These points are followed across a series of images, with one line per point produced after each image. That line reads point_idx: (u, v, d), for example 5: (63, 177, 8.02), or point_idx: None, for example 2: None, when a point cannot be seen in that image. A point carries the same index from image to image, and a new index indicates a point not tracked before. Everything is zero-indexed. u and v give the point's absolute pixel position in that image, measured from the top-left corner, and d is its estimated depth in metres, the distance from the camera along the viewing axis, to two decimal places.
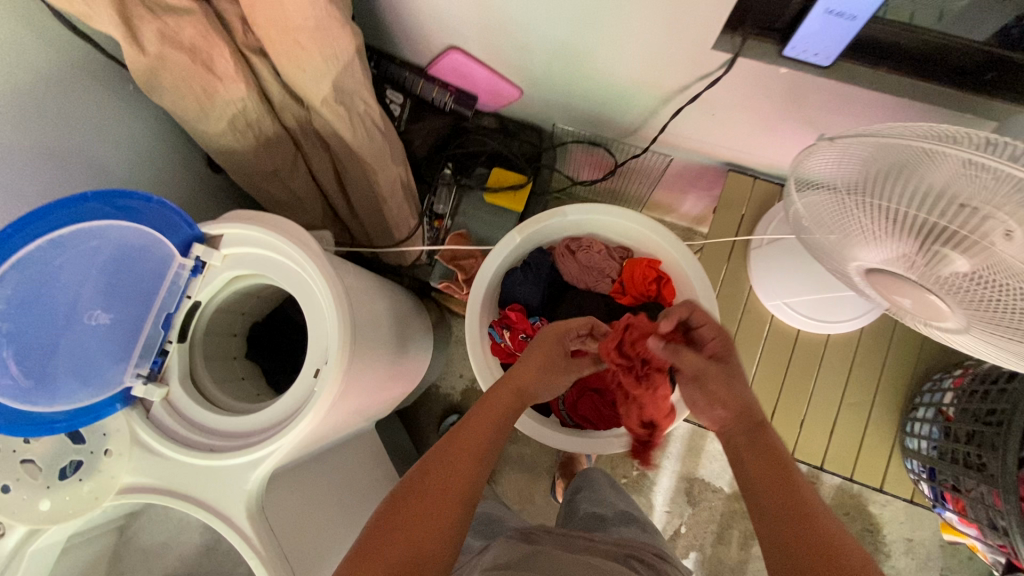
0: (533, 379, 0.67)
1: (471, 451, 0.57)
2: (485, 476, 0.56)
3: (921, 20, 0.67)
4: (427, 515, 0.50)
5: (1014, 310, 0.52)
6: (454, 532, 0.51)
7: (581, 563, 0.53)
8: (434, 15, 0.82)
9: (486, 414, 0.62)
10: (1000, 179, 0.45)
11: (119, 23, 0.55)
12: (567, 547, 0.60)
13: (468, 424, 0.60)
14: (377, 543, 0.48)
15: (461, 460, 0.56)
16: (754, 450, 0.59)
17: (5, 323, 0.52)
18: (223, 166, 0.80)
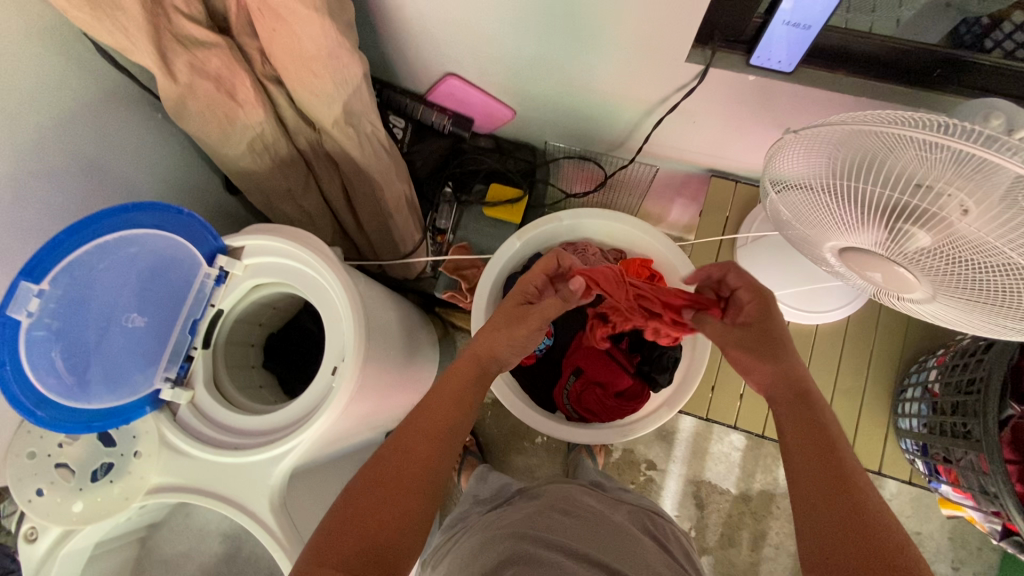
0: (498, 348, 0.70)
1: (439, 429, 0.59)
2: (450, 446, 0.59)
3: (881, 28, 0.74)
4: (398, 495, 0.53)
5: (978, 278, 0.57)
6: (422, 508, 0.54)
7: (578, 524, 0.64)
8: (432, 45, 0.90)
9: (450, 388, 0.64)
10: (955, 155, 0.50)
11: (155, 57, 0.62)
12: (566, 503, 0.68)
13: (435, 399, 0.62)
14: (350, 519, 0.51)
15: (427, 437, 0.58)
16: (794, 415, 0.58)
17: (55, 321, 0.59)
18: (241, 186, 0.86)
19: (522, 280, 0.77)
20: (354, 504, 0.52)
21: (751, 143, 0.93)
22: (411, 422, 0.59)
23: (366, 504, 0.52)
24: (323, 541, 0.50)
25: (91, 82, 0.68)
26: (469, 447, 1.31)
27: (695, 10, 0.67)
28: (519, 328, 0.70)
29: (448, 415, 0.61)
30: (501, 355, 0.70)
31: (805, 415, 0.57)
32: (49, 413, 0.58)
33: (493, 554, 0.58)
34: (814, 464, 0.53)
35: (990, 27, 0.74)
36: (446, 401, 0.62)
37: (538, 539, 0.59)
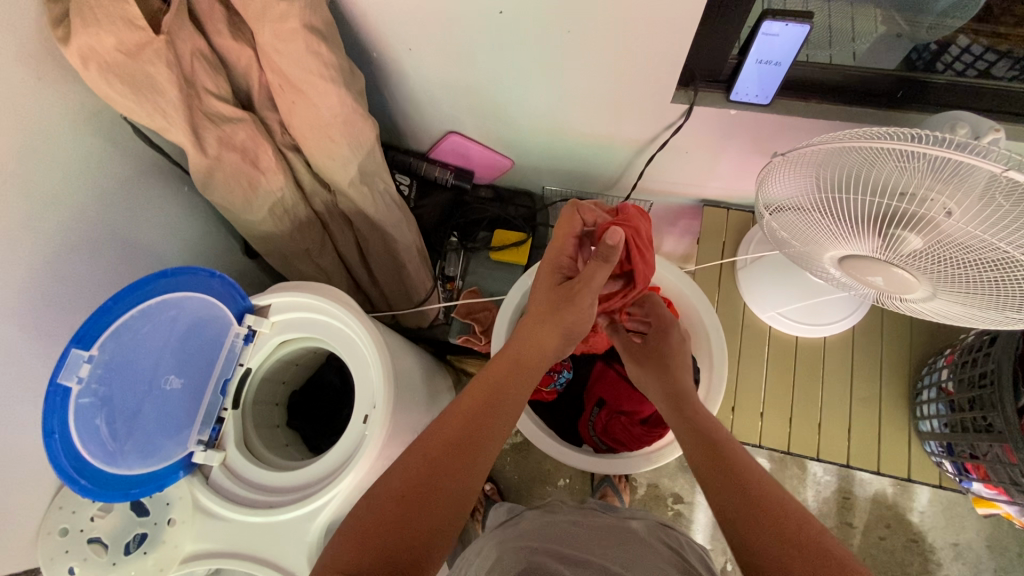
0: (535, 343, 0.70)
1: (470, 441, 0.58)
2: (477, 459, 0.58)
3: (839, 59, 0.82)
4: (428, 508, 0.53)
5: (970, 278, 0.61)
6: (452, 521, 0.53)
7: (595, 538, 0.66)
8: (434, 106, 0.97)
9: (480, 393, 0.63)
10: (933, 162, 0.55)
11: (188, 133, 0.67)
12: (582, 523, 0.71)
13: (467, 406, 0.62)
14: (381, 531, 0.50)
15: (460, 446, 0.58)
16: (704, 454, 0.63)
17: (101, 386, 0.60)
18: (260, 249, 0.90)
19: (551, 251, 0.75)
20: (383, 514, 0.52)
21: (738, 172, 1.00)
22: (442, 428, 0.59)
23: (396, 517, 0.52)
24: (351, 550, 0.49)
25: (124, 162, 0.73)
26: (492, 496, 1.28)
27: (677, 54, 0.75)
28: (567, 311, 0.70)
29: (480, 425, 0.60)
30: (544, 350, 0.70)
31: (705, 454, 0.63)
32: (92, 481, 0.59)
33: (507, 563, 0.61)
34: (732, 495, 0.56)
35: (940, 51, 0.83)
36: (480, 409, 0.61)
37: (555, 550, 0.62)
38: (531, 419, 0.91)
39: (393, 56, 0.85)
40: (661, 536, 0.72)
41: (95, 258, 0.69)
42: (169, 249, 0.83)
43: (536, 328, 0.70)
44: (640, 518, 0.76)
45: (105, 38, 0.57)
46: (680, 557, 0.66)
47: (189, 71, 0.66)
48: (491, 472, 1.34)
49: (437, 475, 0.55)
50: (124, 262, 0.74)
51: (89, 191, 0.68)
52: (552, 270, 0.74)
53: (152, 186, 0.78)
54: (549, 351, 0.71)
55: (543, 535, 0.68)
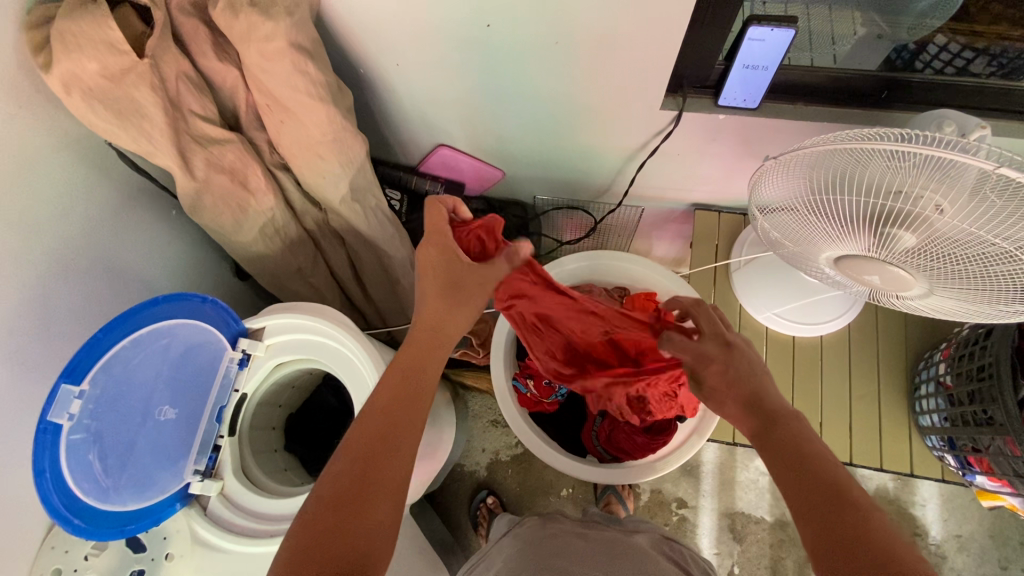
0: (432, 319, 0.64)
1: (394, 433, 0.56)
2: (406, 450, 0.56)
3: (822, 62, 0.83)
4: (366, 505, 0.50)
5: (943, 261, 0.62)
6: (390, 515, 0.51)
7: (598, 550, 0.67)
8: (422, 119, 0.97)
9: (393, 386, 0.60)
10: (924, 161, 0.55)
11: (175, 156, 0.66)
12: (586, 536, 0.71)
13: (387, 399, 0.58)
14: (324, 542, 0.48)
15: (384, 439, 0.55)
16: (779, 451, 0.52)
17: (93, 421, 0.58)
18: (251, 270, 0.88)
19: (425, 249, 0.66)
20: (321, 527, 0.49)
21: (728, 175, 1.00)
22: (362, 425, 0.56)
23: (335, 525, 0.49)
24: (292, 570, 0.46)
25: (109, 188, 0.71)
26: (495, 510, 1.26)
27: (666, 61, 0.75)
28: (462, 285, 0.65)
29: (399, 417, 0.57)
30: (449, 325, 0.65)
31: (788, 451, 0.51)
32: (86, 521, 0.57)
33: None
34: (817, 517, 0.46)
35: (917, 51, 0.84)
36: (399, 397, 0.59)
37: (558, 565, 0.62)
38: (533, 431, 0.90)
39: (381, 71, 0.85)
40: (666, 551, 0.72)
41: (81, 288, 0.67)
42: (158, 275, 0.81)
43: (427, 305, 0.65)
44: (645, 531, 0.77)
45: (88, 64, 0.56)
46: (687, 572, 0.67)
47: (175, 94, 0.64)
48: (493, 486, 1.32)
49: (366, 473, 0.52)
50: (112, 289, 0.72)
51: (73, 220, 0.66)
52: (444, 250, 0.65)
53: (139, 212, 0.77)
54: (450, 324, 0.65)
55: (548, 548, 0.67)
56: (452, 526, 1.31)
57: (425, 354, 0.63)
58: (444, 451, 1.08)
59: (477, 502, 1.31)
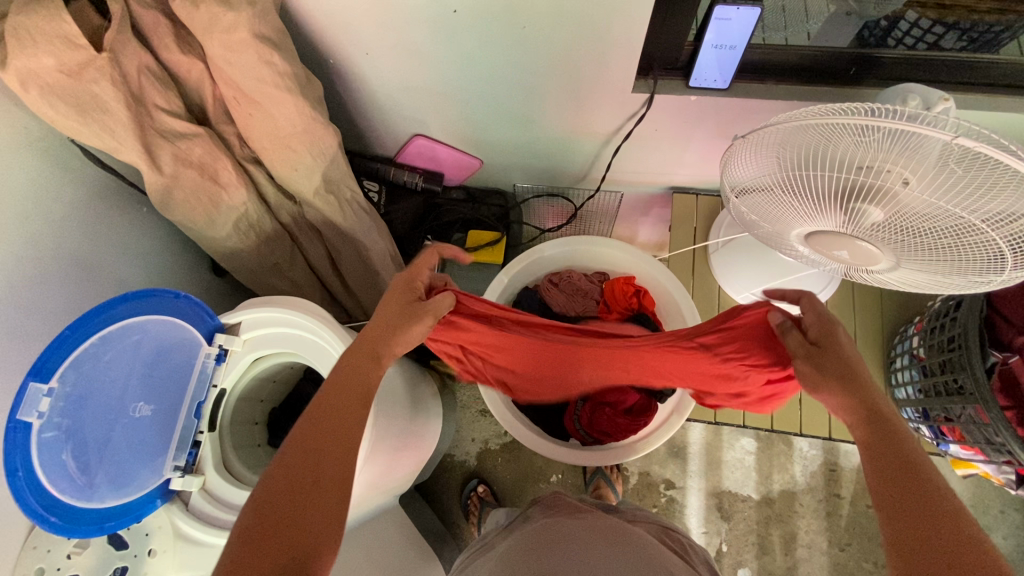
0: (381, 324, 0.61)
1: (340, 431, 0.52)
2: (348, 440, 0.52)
3: (794, 41, 0.83)
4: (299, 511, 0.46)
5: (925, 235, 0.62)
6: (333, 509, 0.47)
7: (593, 531, 0.67)
8: (396, 109, 0.96)
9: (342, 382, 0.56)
10: (887, 134, 0.56)
11: (141, 151, 0.65)
12: (576, 517, 0.72)
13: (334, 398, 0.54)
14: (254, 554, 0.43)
15: (325, 441, 0.50)
16: (884, 463, 0.47)
17: (65, 419, 0.58)
18: (227, 266, 0.88)
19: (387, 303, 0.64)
20: (252, 538, 0.44)
21: (704, 157, 1.01)
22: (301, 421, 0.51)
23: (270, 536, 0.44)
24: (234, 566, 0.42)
25: (71, 186, 0.71)
26: (485, 498, 1.27)
27: (632, 44, 0.75)
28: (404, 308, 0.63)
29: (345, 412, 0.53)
30: (401, 337, 0.61)
31: (894, 457, 0.46)
32: (63, 518, 0.57)
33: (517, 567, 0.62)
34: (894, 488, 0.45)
35: (889, 27, 0.85)
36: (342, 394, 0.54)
37: (560, 551, 0.63)
38: (518, 419, 0.92)
39: (351, 62, 0.84)
40: (664, 539, 0.73)
41: (51, 288, 0.67)
42: (130, 273, 0.81)
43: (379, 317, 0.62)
44: (643, 521, 0.78)
45: (44, 60, 0.55)
46: (687, 562, 0.69)
47: (137, 88, 0.64)
48: (483, 475, 1.33)
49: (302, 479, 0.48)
50: (81, 288, 0.71)
51: (37, 220, 0.65)
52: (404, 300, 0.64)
53: (106, 209, 0.76)
54: (397, 338, 0.60)
55: (547, 535, 0.68)
56: (443, 516, 1.32)
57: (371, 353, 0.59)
58: (432, 441, 1.09)
59: (468, 491, 1.32)
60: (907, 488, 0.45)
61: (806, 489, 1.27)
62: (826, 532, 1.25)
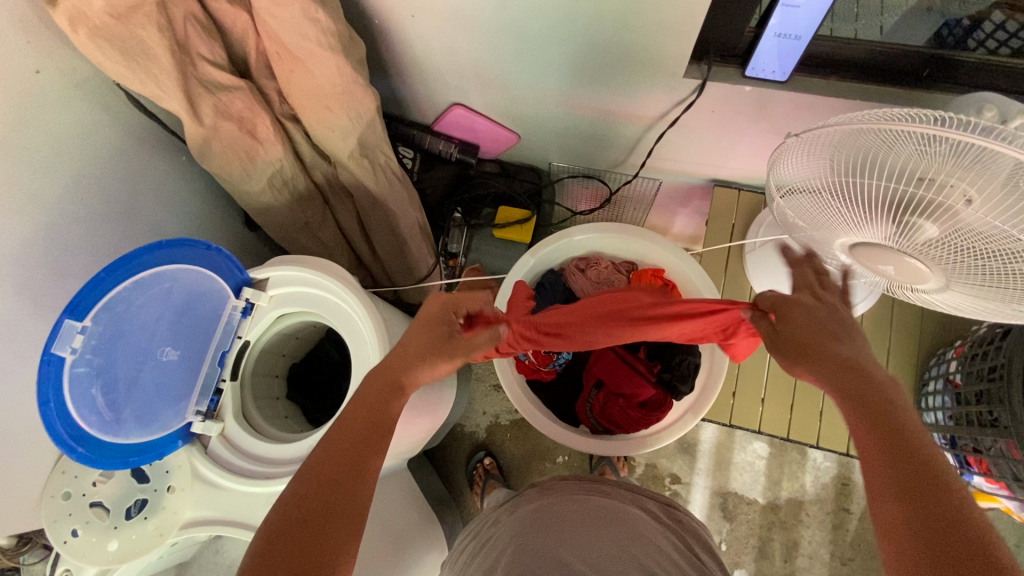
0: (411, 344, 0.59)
1: (358, 455, 0.49)
2: (385, 438, 0.51)
3: (865, 35, 0.77)
4: (333, 503, 0.46)
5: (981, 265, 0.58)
6: (354, 509, 0.46)
7: (593, 510, 0.66)
8: (438, 76, 0.94)
9: (374, 384, 0.55)
10: (952, 147, 0.52)
11: (183, 99, 0.65)
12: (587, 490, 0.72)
13: (352, 419, 0.51)
14: (291, 541, 0.43)
15: (358, 436, 0.50)
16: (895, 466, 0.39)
17: (96, 357, 0.60)
18: (260, 221, 0.89)
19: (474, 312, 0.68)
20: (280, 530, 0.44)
21: (752, 151, 0.96)
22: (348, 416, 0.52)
23: (290, 559, 0.42)
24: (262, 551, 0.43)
25: (113, 130, 0.72)
26: (490, 470, 1.29)
27: (688, 27, 0.71)
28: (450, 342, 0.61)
29: (380, 415, 0.53)
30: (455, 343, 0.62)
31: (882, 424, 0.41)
32: (90, 449, 0.59)
33: (515, 553, 0.61)
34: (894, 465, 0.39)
35: (971, 28, 0.78)
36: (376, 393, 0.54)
37: (556, 537, 0.62)
38: (529, 400, 0.93)
39: (397, 24, 0.82)
40: (662, 515, 0.71)
41: (91, 227, 0.69)
42: (166, 219, 0.83)
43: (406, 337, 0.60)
44: (643, 494, 0.76)
45: (94, 1, 0.55)
46: (687, 547, 0.66)
47: (183, 36, 0.64)
48: (491, 448, 1.36)
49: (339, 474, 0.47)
50: (119, 229, 0.74)
51: (77, 161, 0.67)
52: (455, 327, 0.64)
53: (146, 154, 0.78)
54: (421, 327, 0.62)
55: (546, 514, 0.67)
56: (448, 482, 1.35)
57: (393, 382, 0.56)
58: (444, 410, 1.10)
59: (474, 461, 1.34)
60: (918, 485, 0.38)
61: (814, 500, 1.26)
62: (829, 544, 1.24)
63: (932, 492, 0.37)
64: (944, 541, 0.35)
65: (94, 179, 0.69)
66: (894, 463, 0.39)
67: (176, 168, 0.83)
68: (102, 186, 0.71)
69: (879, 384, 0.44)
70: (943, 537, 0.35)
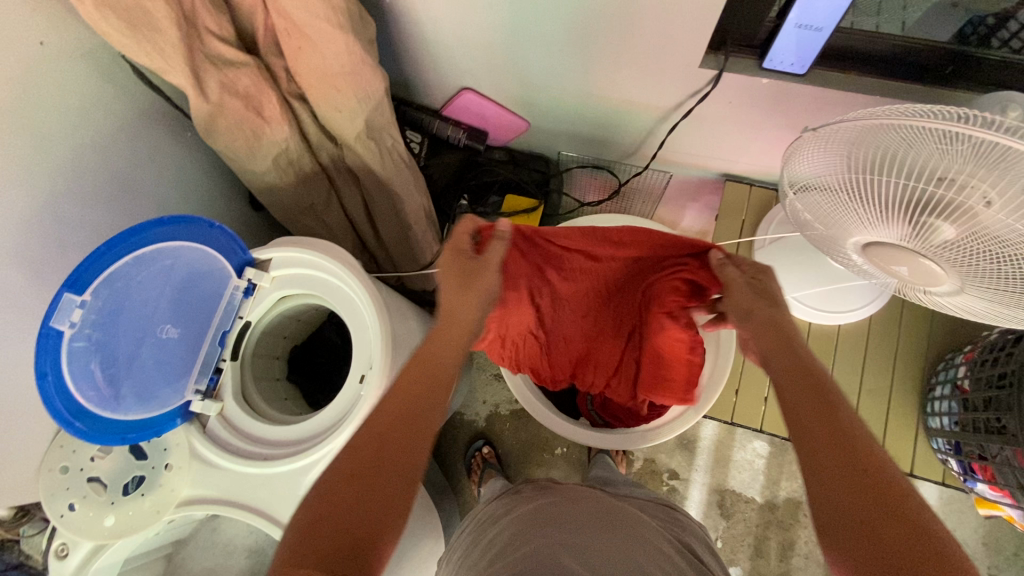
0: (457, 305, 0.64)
1: (414, 417, 0.51)
2: (427, 424, 0.51)
3: (887, 29, 0.75)
4: (376, 486, 0.46)
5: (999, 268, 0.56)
6: (397, 490, 0.46)
7: (596, 517, 0.64)
8: (448, 59, 0.93)
9: (414, 369, 0.56)
10: (974, 146, 0.50)
11: (188, 74, 0.64)
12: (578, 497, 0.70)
13: (392, 404, 0.52)
14: (331, 523, 0.43)
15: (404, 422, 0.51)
16: (836, 446, 0.45)
17: (95, 332, 0.60)
18: (265, 201, 0.88)
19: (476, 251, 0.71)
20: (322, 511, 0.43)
21: (766, 145, 0.94)
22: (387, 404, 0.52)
23: (332, 536, 0.42)
24: (304, 534, 0.42)
25: (118, 103, 0.71)
26: (488, 459, 1.29)
27: (706, 14, 0.69)
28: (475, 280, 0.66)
29: (419, 400, 0.53)
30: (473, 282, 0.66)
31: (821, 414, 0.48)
32: (87, 425, 0.59)
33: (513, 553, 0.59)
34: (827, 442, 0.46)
35: (996, 25, 0.75)
36: (418, 381, 0.55)
37: (555, 536, 0.60)
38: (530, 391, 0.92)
39: (407, 3, 0.81)
40: (657, 516, 0.71)
41: (94, 201, 0.68)
42: (169, 196, 0.82)
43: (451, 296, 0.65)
44: (641, 498, 0.76)
45: None
46: (685, 546, 0.66)
47: (189, 9, 0.63)
48: (490, 437, 1.35)
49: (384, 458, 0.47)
50: (122, 204, 0.73)
51: (80, 133, 0.66)
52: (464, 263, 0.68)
53: (151, 129, 0.77)
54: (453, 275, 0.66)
55: (545, 514, 0.65)
56: (446, 469, 1.35)
57: (432, 372, 0.56)
58: None
59: (472, 450, 1.34)
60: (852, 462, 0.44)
61: None
62: None
63: (862, 465, 0.43)
64: (878, 505, 0.41)
65: (97, 153, 0.68)
66: (830, 444, 0.45)
67: (181, 144, 0.82)
68: (106, 159, 0.70)
69: (825, 382, 0.51)
70: (872, 504, 0.41)
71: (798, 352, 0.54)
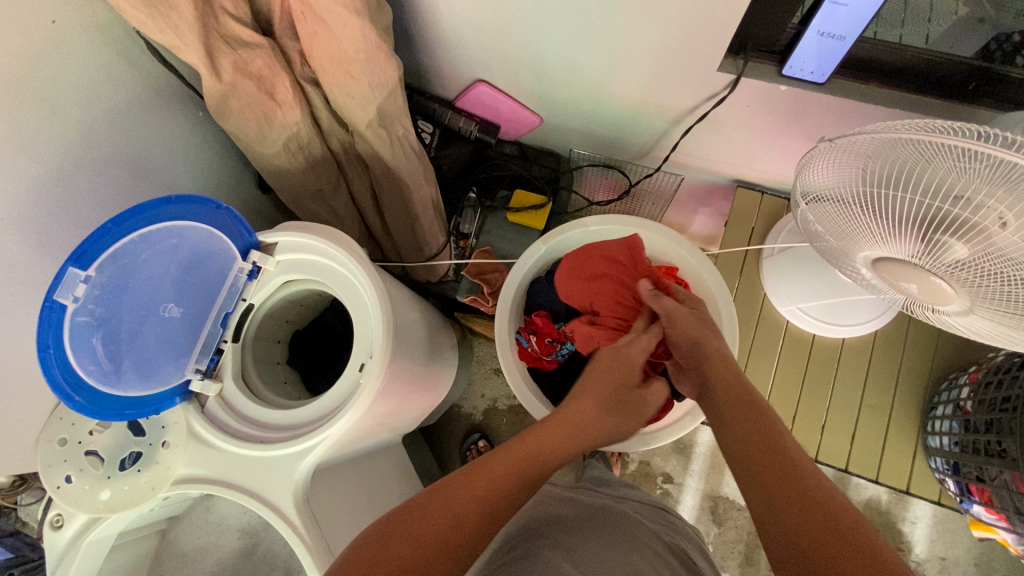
0: (592, 421, 0.68)
1: (491, 502, 0.55)
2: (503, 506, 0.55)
3: (911, 41, 0.74)
4: (430, 545, 0.49)
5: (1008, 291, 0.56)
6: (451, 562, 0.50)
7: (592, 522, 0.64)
8: (464, 50, 0.92)
9: (515, 454, 0.60)
10: (994, 166, 0.49)
11: (202, 53, 0.63)
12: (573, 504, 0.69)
13: (476, 478, 0.56)
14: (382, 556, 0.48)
15: (482, 494, 0.55)
16: (777, 470, 0.52)
17: (98, 308, 0.61)
18: (274, 184, 0.88)
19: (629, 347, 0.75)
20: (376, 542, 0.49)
21: (780, 153, 0.93)
22: (476, 476, 0.56)
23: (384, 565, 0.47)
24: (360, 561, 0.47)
25: (130, 78, 0.71)
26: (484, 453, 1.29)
27: (727, 18, 0.68)
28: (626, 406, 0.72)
29: (509, 488, 0.57)
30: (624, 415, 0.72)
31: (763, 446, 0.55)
32: (86, 399, 0.60)
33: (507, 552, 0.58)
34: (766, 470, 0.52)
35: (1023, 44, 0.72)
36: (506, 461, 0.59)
37: (550, 537, 0.59)
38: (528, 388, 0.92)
39: None
40: (651, 518, 0.70)
41: (103, 175, 0.68)
42: (179, 174, 0.82)
43: (590, 402, 0.69)
44: (630, 500, 0.75)
45: None
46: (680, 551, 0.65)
47: None
48: (486, 431, 1.36)
49: (453, 527, 0.51)
50: (131, 180, 0.73)
51: (91, 107, 0.66)
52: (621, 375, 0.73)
53: (162, 106, 0.77)
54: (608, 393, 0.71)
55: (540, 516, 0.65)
56: (441, 461, 1.36)
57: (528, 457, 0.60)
58: (443, 390, 1.09)
59: (468, 443, 1.34)
60: (793, 488, 0.50)
61: None
62: None
63: (805, 492, 0.49)
64: (819, 525, 0.46)
65: (108, 128, 0.68)
66: (775, 473, 0.51)
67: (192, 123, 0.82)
68: (116, 134, 0.70)
69: (767, 419, 0.58)
70: (818, 525, 0.46)
71: (737, 383, 0.63)
